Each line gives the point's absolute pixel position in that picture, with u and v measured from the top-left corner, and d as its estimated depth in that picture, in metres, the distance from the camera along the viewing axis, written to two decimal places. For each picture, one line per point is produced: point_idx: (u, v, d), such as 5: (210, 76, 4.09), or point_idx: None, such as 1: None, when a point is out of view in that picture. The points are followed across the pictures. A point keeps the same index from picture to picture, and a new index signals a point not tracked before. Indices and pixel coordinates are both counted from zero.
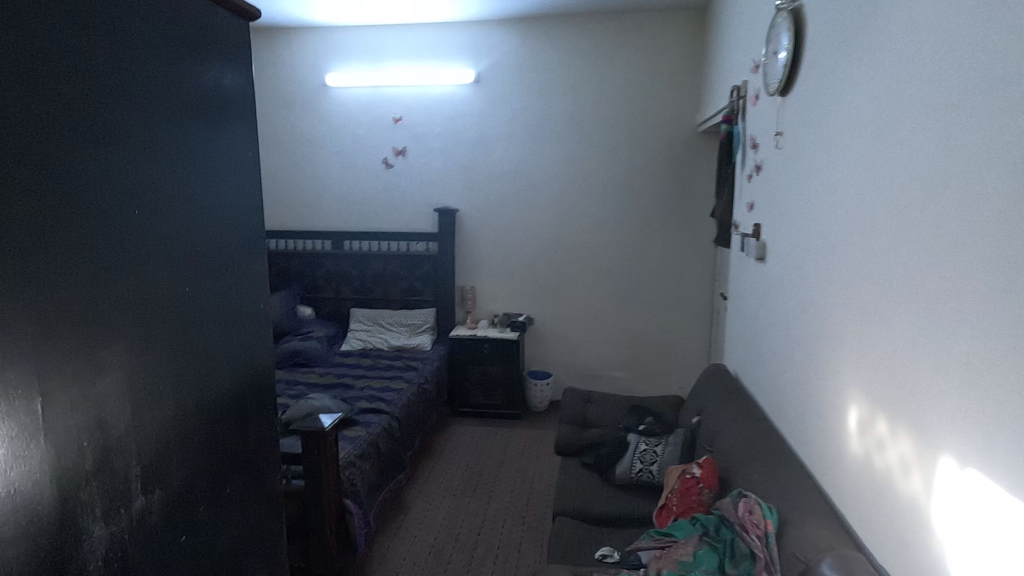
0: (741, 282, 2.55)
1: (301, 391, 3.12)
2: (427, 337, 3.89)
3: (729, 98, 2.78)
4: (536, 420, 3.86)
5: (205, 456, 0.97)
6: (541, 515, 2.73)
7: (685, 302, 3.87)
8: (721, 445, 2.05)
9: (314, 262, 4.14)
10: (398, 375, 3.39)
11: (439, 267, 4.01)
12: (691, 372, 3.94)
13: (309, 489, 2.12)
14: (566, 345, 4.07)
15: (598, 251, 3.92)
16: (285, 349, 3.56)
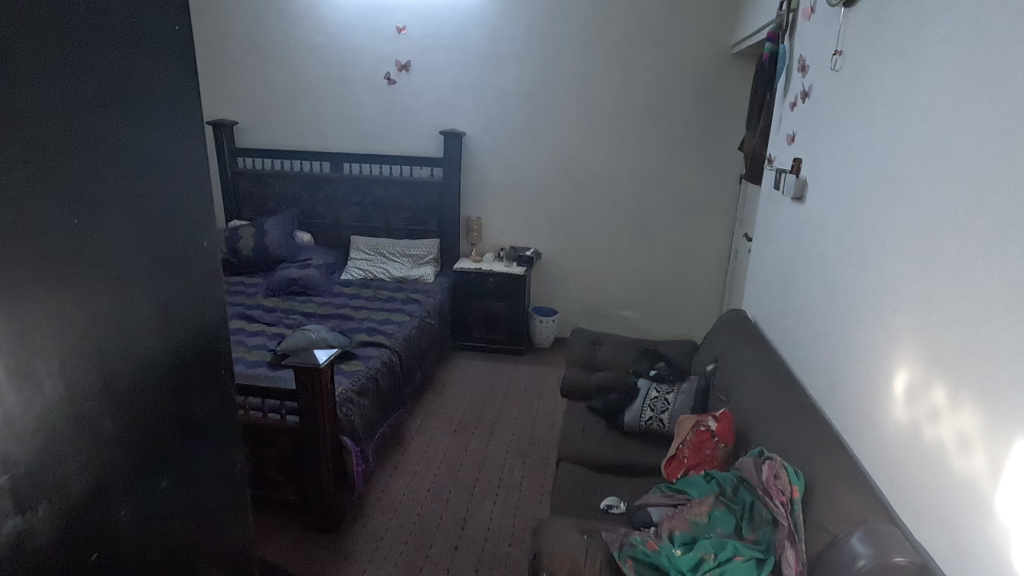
0: (772, 223, 2.34)
1: (298, 321, 3.01)
2: (430, 268, 3.73)
3: (776, 14, 2.45)
4: (540, 357, 3.77)
5: (147, 445, 0.62)
6: (543, 455, 2.68)
7: (702, 242, 3.67)
8: (739, 397, 1.93)
9: (312, 186, 3.91)
10: (399, 308, 3.26)
11: (444, 195, 3.78)
12: (703, 314, 3.81)
13: (305, 427, 2.04)
14: (574, 282, 3.92)
15: (614, 184, 3.68)
16: (283, 276, 3.42)
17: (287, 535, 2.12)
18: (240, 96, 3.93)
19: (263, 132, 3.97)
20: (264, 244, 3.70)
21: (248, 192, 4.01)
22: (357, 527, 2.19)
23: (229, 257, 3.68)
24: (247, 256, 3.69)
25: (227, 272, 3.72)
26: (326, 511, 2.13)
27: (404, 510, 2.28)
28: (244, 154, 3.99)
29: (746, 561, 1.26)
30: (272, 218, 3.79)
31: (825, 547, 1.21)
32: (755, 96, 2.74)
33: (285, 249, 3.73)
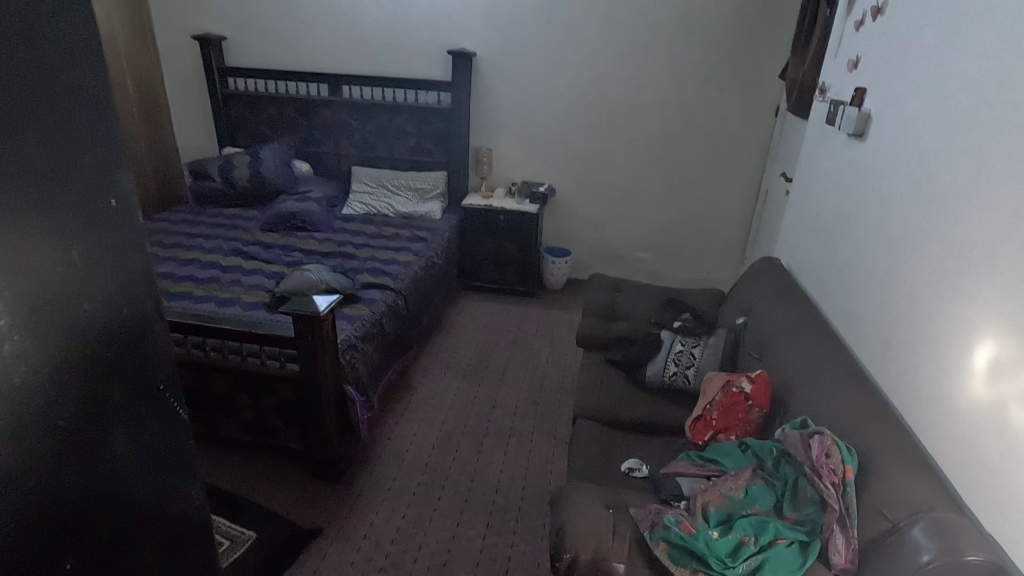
0: (820, 163, 2.10)
1: (298, 259, 2.83)
2: (437, 204, 3.50)
3: None
4: (551, 299, 3.61)
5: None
6: (556, 404, 2.58)
7: (729, 180, 3.42)
8: (776, 356, 1.78)
9: (310, 111, 3.62)
10: (404, 246, 3.07)
11: (452, 124, 3.48)
12: (724, 258, 3.62)
13: (306, 376, 1.91)
14: (589, 221, 3.69)
15: (637, 115, 3.38)
16: (281, 210, 3.21)
17: (291, 484, 2.05)
18: (227, 7, 3.56)
19: (255, 49, 3.64)
20: (261, 174, 3.46)
21: (241, 117, 3.72)
22: (363, 476, 2.11)
23: (224, 188, 3.46)
24: (243, 187, 3.46)
25: (223, 204, 3.50)
26: (330, 460, 2.04)
27: (412, 459, 2.20)
28: (235, 74, 3.67)
29: (790, 545, 1.13)
30: (268, 146, 3.53)
31: (882, 536, 1.09)
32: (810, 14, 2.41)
33: (283, 180, 3.50)
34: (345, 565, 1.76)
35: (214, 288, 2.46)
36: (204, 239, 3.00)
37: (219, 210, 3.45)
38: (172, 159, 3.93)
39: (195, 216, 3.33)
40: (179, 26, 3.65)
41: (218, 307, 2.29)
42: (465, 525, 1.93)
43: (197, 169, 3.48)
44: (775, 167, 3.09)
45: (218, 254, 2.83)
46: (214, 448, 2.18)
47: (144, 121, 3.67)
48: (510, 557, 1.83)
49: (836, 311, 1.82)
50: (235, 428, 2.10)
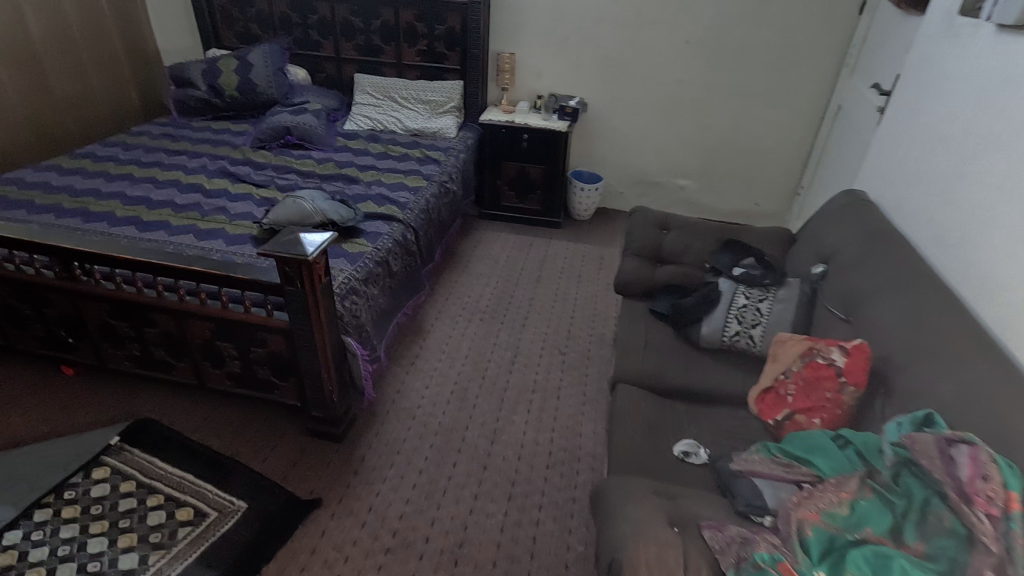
0: (944, 71, 1.63)
1: (293, 183, 2.46)
2: (451, 119, 3.05)
3: None
4: (578, 231, 3.23)
5: None
6: (585, 355, 2.28)
7: (793, 94, 2.91)
8: (872, 319, 1.42)
9: (303, 6, 3.09)
10: (413, 169, 2.67)
11: (469, 23, 2.95)
12: (776, 186, 3.17)
13: (298, 328, 1.61)
14: (624, 143, 3.23)
15: (691, 14, 2.82)
16: (274, 123, 2.80)
17: (287, 444, 1.81)
18: None
19: None
20: (251, 81, 3.01)
21: (227, 13, 3.20)
22: (369, 436, 1.87)
23: (211, 97, 3.03)
24: (232, 97, 3.03)
25: (210, 117, 3.08)
26: (330, 419, 1.79)
27: (423, 418, 1.95)
28: None
29: None
30: (257, 48, 3.07)
31: None
32: None
33: (276, 90, 3.05)
34: (347, 544, 1.55)
35: (196, 217, 2.12)
36: (186, 157, 2.62)
37: (207, 123, 3.03)
38: (153, 63, 3.45)
39: (178, 129, 2.93)
40: None
41: (197, 241, 1.96)
42: (484, 498, 1.69)
43: (178, 75, 3.03)
44: (853, 77, 2.59)
45: (202, 175, 2.46)
46: (202, 400, 1.94)
47: (117, 16, 3.17)
48: (534, 538, 1.59)
49: (954, 262, 1.43)
50: (223, 381, 1.84)
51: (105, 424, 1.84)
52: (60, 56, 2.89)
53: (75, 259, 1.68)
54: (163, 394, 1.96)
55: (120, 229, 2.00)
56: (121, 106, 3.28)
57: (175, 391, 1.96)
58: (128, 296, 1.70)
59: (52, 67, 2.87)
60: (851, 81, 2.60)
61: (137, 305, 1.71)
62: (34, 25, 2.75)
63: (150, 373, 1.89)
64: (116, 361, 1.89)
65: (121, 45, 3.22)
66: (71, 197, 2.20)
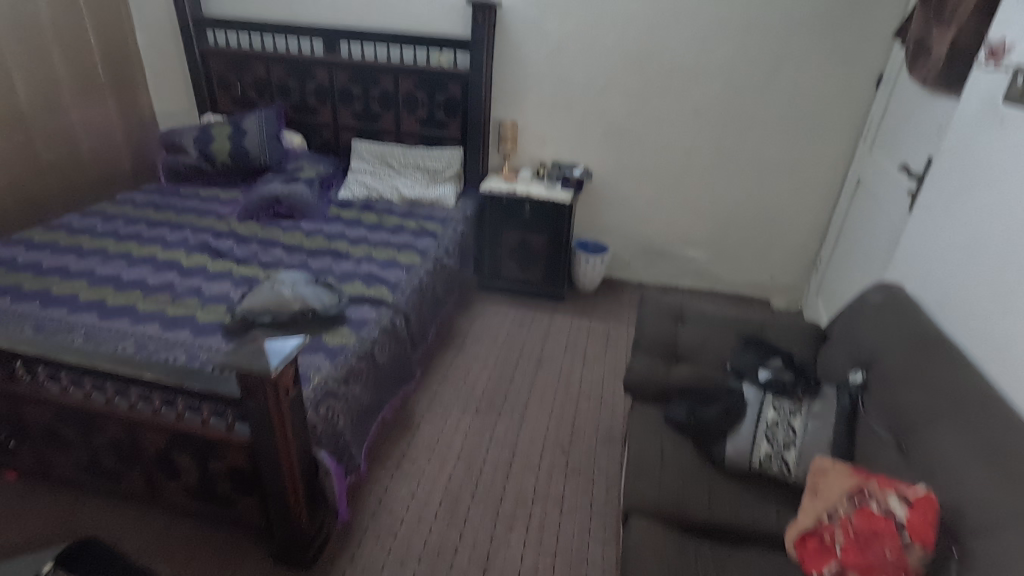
0: (990, 161, 1.46)
1: (278, 259, 2.30)
2: (450, 188, 2.92)
3: None
4: (583, 304, 3.04)
5: None
6: (590, 455, 2.05)
7: (808, 166, 2.77)
8: (929, 453, 1.21)
9: (301, 73, 3.02)
10: (408, 243, 2.51)
11: (470, 91, 2.86)
12: (792, 260, 3.00)
13: (260, 445, 1.40)
14: (631, 213, 3.07)
15: (699, 84, 2.72)
16: (264, 192, 2.67)
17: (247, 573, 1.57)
18: None
19: None
20: (244, 147, 2.90)
21: (223, 78, 3.13)
22: (341, 560, 1.63)
23: (202, 164, 2.92)
24: (224, 164, 2.92)
25: (200, 183, 2.96)
26: (297, 544, 1.56)
27: (406, 537, 1.70)
28: (215, 26, 3.05)
29: None
30: (252, 114, 2.98)
31: None
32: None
33: (270, 156, 2.94)
34: None
35: (166, 300, 1.95)
36: (168, 229, 2.48)
37: (195, 190, 2.91)
38: (149, 126, 3.36)
39: (164, 197, 2.80)
40: None
41: (163, 330, 1.78)
42: None
43: (170, 140, 2.93)
44: (873, 152, 2.45)
45: (181, 250, 2.31)
46: (156, 513, 1.71)
47: (113, 80, 3.10)
48: None
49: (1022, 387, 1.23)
50: (178, 495, 1.62)
51: (41, 545, 1.60)
52: (48, 121, 2.79)
53: (15, 359, 1.49)
54: (112, 504, 1.73)
55: (80, 316, 1.83)
56: (111, 170, 3.17)
57: (127, 502, 1.73)
58: (74, 400, 1.51)
59: (39, 132, 2.77)
60: (870, 156, 2.47)
61: (83, 411, 1.51)
62: (24, 92, 2.67)
63: (98, 482, 1.66)
64: (62, 468, 1.68)
65: (115, 109, 3.13)
66: (35, 276, 2.04)
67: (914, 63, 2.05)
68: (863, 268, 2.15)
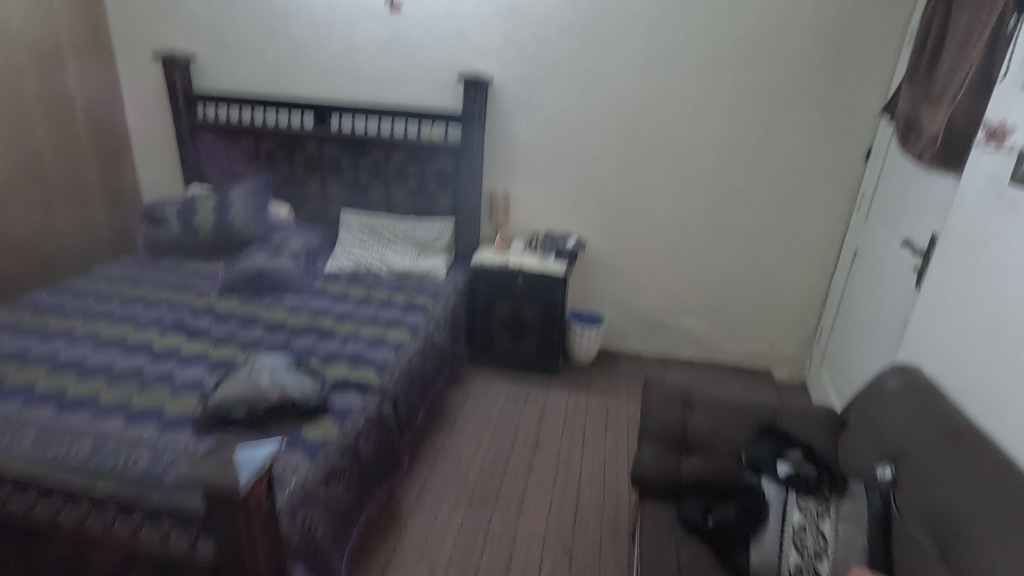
0: (1001, 242, 1.42)
1: (258, 338, 2.17)
2: (441, 259, 2.85)
3: None
4: (579, 378, 2.92)
5: None
6: (594, 553, 1.87)
7: (802, 236, 2.76)
8: (979, 565, 1.07)
9: (291, 145, 2.99)
10: (396, 319, 2.41)
11: (462, 164, 2.84)
12: (791, 330, 2.93)
13: (224, 566, 1.23)
14: (626, 283, 3.01)
15: (691, 156, 2.73)
16: (247, 266, 2.58)
17: None
18: (198, 19, 2.95)
19: (228, 71, 3.01)
20: (229, 219, 2.83)
21: (210, 150, 3.10)
22: None
23: (183, 236, 2.83)
24: (206, 236, 2.83)
25: (180, 255, 2.86)
26: None
27: None
28: (204, 100, 3.04)
29: None
30: (239, 185, 2.92)
31: None
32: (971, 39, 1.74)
33: (255, 227, 2.86)
34: None
35: (133, 389, 1.79)
36: (142, 306, 2.35)
37: (175, 263, 2.80)
38: (131, 197, 3.29)
39: (141, 271, 2.68)
40: (142, 45, 3.05)
41: (126, 426, 1.62)
42: None
43: (152, 213, 2.85)
44: (868, 224, 2.44)
45: (153, 329, 2.17)
46: None
47: (97, 151, 3.04)
48: None
49: None
50: None
51: None
52: (25, 194, 2.70)
53: None
54: None
55: (34, 409, 1.67)
56: (89, 241, 3.06)
57: None
58: (12, 514, 1.33)
59: (13, 206, 2.67)
60: (865, 227, 2.46)
61: (23, 526, 1.33)
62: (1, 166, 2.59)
63: None
64: None
65: (98, 180, 3.06)
66: None
67: (905, 139, 2.07)
68: (873, 344, 2.08)
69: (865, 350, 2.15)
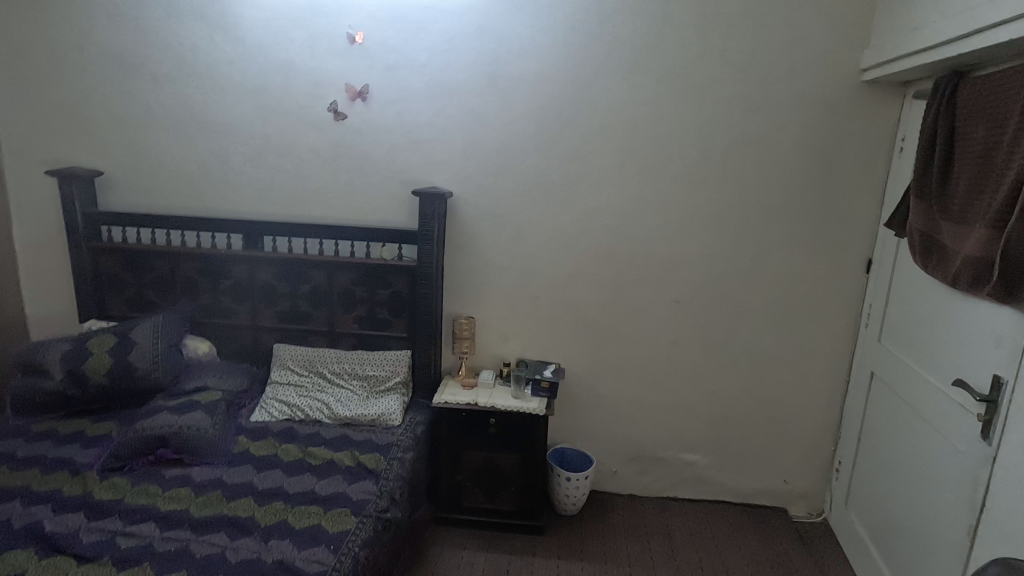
0: None
1: (145, 545, 1.61)
2: (395, 401, 2.38)
3: None
4: (569, 536, 2.40)
5: None
6: None
7: (805, 356, 2.48)
8: None
9: (215, 270, 2.54)
10: (339, 492, 1.88)
11: (418, 288, 2.45)
12: (805, 460, 2.57)
13: None
14: (613, 414, 2.61)
15: (678, 272, 2.45)
16: (144, 430, 2.03)
17: None
18: (109, 132, 2.56)
19: (142, 188, 2.59)
20: (128, 364, 2.29)
21: (116, 279, 2.60)
22: None
23: (68, 389, 2.26)
24: (97, 387, 2.27)
25: (62, 413, 2.27)
26: None
27: None
28: (111, 222, 2.60)
29: None
30: (146, 320, 2.42)
31: None
32: (1005, 155, 1.53)
33: (162, 373, 2.33)
34: None
35: None
36: None
37: (52, 425, 2.21)
38: (14, 337, 2.71)
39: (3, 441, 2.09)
40: (39, 162, 2.62)
41: None
42: None
43: (28, 361, 2.28)
44: (887, 346, 2.17)
45: None
46: None
47: None
48: None
49: None
50: None
51: None
52: None
53: None
54: None
55: None
56: None
57: None
58: None
59: None
60: (884, 349, 2.19)
61: None
62: None
63: None
64: None
65: None
66: None
67: (928, 260, 1.83)
68: (950, 504, 1.69)
69: (937, 508, 1.76)
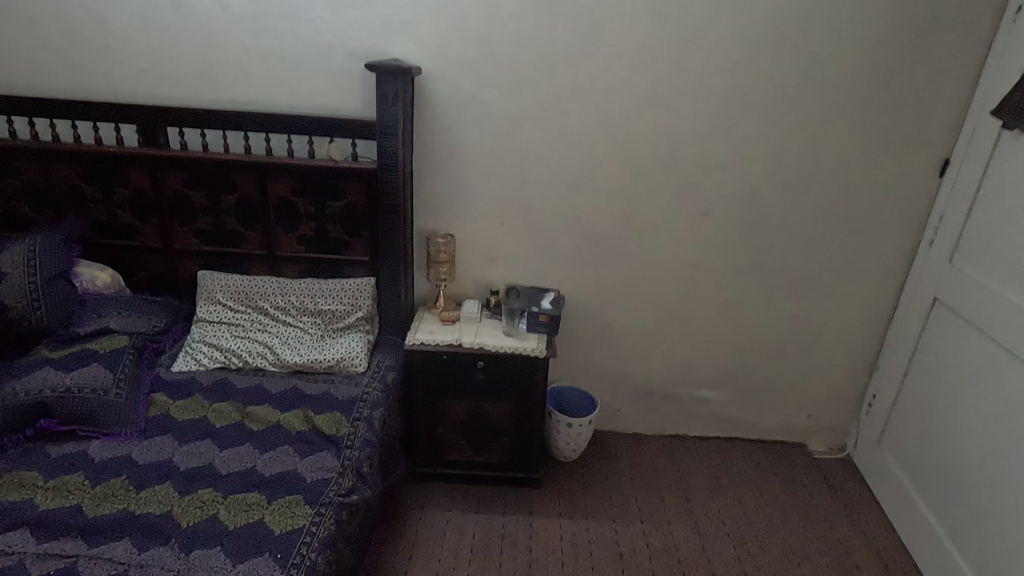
0: None
1: (13, 567, 1.16)
2: (357, 341, 1.90)
3: None
4: (571, 487, 2.09)
5: None
6: None
7: (850, 278, 2.09)
8: None
9: (106, 174, 1.91)
10: (287, 471, 1.45)
11: (380, 197, 1.89)
12: (834, 394, 2.27)
13: None
14: (620, 348, 2.22)
15: (710, 177, 1.95)
16: (17, 396, 1.50)
17: None
18: None
19: None
20: None
21: None
22: None
23: None
24: None
25: None
26: None
27: None
28: None
29: None
30: (16, 241, 1.79)
31: None
32: None
33: (46, 313, 1.75)
34: None
35: None
36: None
37: None
38: None
39: None
40: None
41: None
42: None
43: None
44: (965, 270, 1.78)
45: None
46: None
47: None
48: None
49: None
50: None
51: None
52: None
53: None
54: None
55: None
56: None
57: None
58: None
59: None
60: (960, 274, 1.80)
61: None
62: None
63: None
64: None
65: None
66: None
67: None
68: None
69: None
